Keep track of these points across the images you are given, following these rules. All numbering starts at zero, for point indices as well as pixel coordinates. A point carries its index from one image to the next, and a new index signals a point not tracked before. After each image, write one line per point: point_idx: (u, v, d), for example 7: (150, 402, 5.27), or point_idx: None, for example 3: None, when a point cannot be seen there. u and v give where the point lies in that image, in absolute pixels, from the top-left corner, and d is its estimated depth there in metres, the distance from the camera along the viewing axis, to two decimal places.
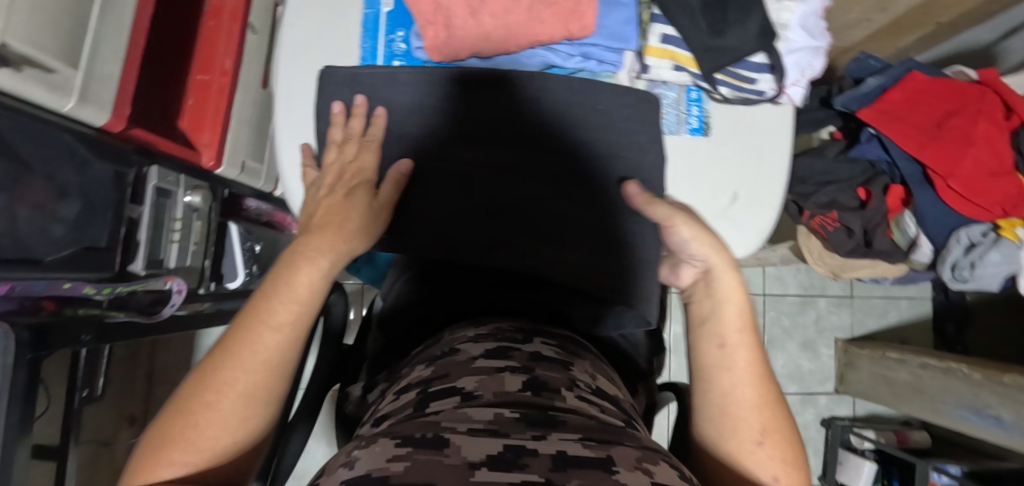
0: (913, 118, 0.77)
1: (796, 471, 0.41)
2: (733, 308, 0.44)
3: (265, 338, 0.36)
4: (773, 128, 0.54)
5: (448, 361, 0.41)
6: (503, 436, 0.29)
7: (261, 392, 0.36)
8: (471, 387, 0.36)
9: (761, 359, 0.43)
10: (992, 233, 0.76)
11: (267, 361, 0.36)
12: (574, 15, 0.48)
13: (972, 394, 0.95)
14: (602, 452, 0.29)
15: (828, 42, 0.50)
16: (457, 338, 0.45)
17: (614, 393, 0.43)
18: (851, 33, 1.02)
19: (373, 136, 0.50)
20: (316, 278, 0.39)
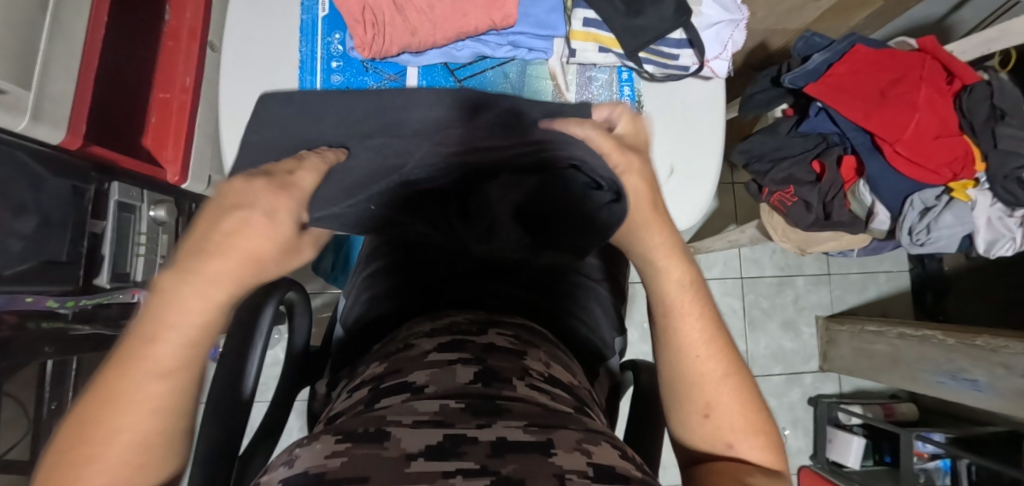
0: (857, 88, 0.79)
1: (751, 437, 0.40)
2: (669, 280, 0.43)
3: (150, 381, 0.28)
4: (703, 101, 0.55)
5: (401, 356, 0.42)
6: (446, 426, 0.30)
7: (164, 437, 0.29)
8: (421, 381, 0.37)
9: (717, 336, 0.42)
10: (945, 195, 0.78)
11: (157, 406, 0.28)
12: (495, 5, 0.50)
13: (947, 360, 0.96)
14: (543, 436, 0.30)
15: (745, 14, 0.52)
16: (412, 334, 0.46)
17: (568, 379, 0.44)
18: (801, 15, 1.05)
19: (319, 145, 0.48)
20: (211, 307, 0.29)
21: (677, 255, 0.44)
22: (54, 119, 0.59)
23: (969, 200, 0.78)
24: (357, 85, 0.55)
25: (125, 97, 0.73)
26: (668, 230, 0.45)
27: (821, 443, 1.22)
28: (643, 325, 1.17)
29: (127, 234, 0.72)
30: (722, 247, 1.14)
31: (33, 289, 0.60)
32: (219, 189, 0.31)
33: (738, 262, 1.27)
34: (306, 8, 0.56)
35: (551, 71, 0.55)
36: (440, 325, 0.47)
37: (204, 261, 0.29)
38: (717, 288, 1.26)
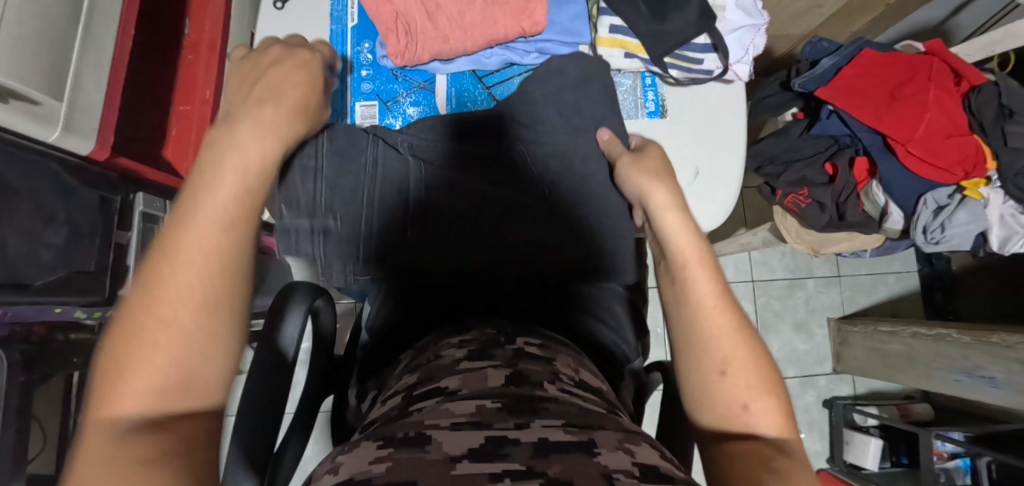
0: (867, 89, 0.81)
1: (770, 398, 0.35)
2: (674, 224, 0.42)
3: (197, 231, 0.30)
4: (726, 105, 0.56)
5: (432, 367, 0.40)
6: (485, 427, 0.28)
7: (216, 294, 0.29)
8: (452, 386, 0.35)
9: (725, 289, 0.39)
10: (957, 194, 0.79)
11: (209, 257, 0.29)
12: (525, 13, 0.51)
13: (962, 357, 0.97)
14: (584, 436, 0.28)
15: (766, 19, 0.53)
16: (442, 346, 0.43)
17: (599, 383, 0.42)
18: (805, 21, 1.09)
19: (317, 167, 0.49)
20: (260, 160, 0.33)
21: (689, 224, 0.42)
22: (84, 130, 0.59)
23: (982, 198, 0.79)
24: (387, 92, 0.56)
25: (150, 110, 0.74)
26: (673, 190, 0.44)
27: (838, 445, 1.22)
28: (657, 330, 1.18)
29: None
30: (734, 250, 1.15)
31: (62, 300, 0.60)
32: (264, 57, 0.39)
33: (748, 266, 1.28)
34: (336, 17, 0.57)
35: None
36: (468, 336, 0.44)
37: (252, 108, 0.35)
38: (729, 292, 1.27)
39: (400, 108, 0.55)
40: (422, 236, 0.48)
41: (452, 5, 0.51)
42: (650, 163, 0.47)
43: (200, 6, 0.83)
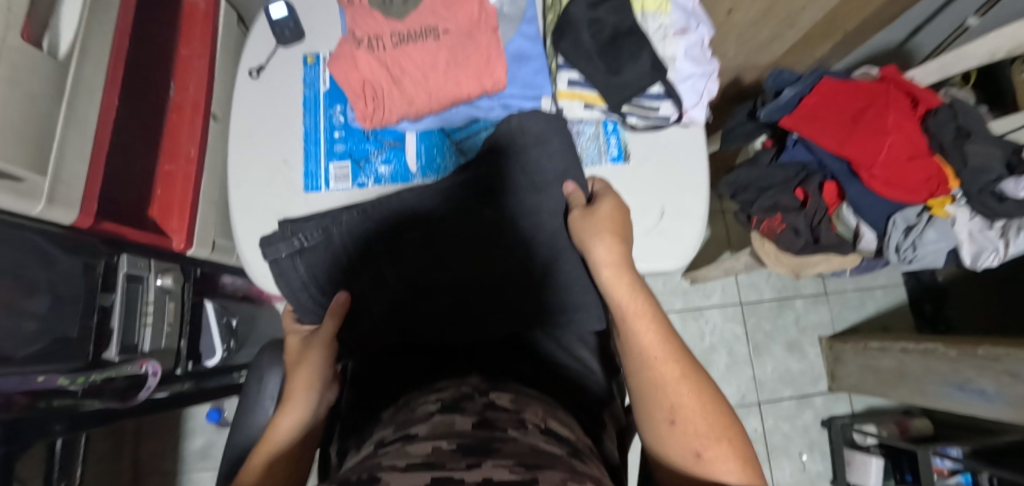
0: (829, 117, 0.84)
1: (722, 441, 0.37)
2: (610, 277, 0.46)
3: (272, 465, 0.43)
4: (686, 147, 0.58)
5: (407, 420, 0.41)
6: (436, 467, 0.28)
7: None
8: (421, 431, 0.36)
9: (671, 335, 0.42)
10: (925, 213, 0.82)
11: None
12: (486, 72, 0.53)
13: (952, 371, 0.97)
14: (529, 474, 0.27)
15: (714, 66, 0.56)
16: (419, 403, 0.43)
17: (569, 432, 0.41)
18: (770, 50, 1.14)
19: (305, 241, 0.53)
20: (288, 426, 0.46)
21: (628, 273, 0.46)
22: (67, 201, 0.61)
23: (949, 216, 0.81)
24: (360, 152, 0.58)
25: (136, 173, 0.76)
26: (622, 243, 0.47)
27: (840, 466, 1.20)
28: None
29: (135, 306, 0.73)
30: (719, 274, 1.17)
31: (45, 369, 0.59)
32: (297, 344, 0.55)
33: (736, 289, 1.30)
34: (308, 83, 0.60)
35: None
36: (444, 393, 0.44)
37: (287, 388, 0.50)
38: (718, 316, 1.29)
39: (371, 167, 0.57)
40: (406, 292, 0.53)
41: (416, 70, 0.53)
42: (593, 214, 0.49)
43: (183, 70, 0.87)
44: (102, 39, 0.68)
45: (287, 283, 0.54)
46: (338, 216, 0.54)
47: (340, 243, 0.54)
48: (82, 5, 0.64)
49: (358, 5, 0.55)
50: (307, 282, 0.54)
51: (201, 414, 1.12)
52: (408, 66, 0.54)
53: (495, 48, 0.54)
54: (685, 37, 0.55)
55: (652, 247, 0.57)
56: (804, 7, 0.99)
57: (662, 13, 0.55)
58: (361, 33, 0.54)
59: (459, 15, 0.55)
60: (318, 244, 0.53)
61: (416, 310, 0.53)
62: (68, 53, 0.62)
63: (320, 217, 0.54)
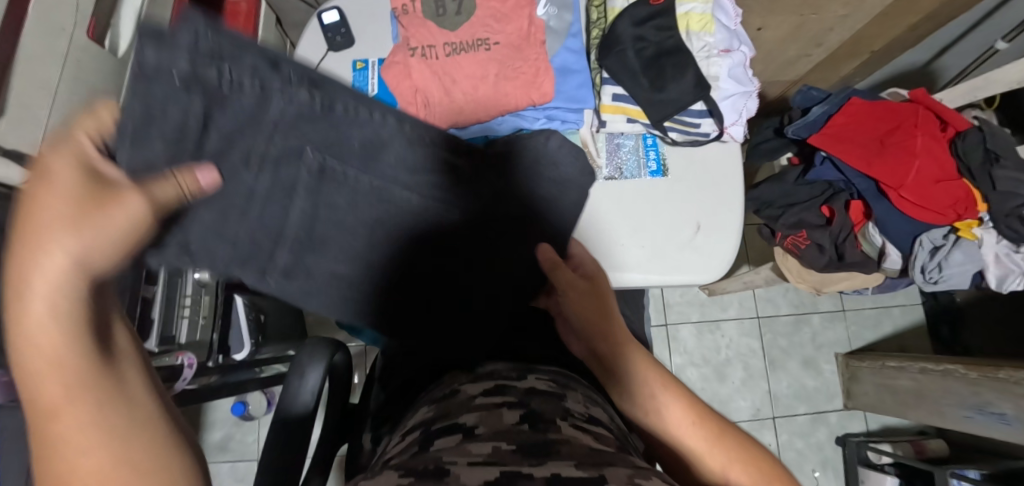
0: (857, 136, 0.85)
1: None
2: (630, 358, 0.45)
3: (43, 397, 0.25)
4: (723, 165, 0.60)
5: (449, 402, 0.43)
6: (501, 464, 0.29)
7: (139, 439, 0.25)
8: (471, 422, 0.37)
9: (697, 404, 0.43)
10: (952, 235, 0.82)
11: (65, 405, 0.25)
12: (534, 85, 0.55)
13: (971, 394, 0.96)
14: (595, 472, 0.28)
15: (756, 85, 0.57)
16: (456, 381, 0.47)
17: (606, 418, 0.42)
18: (795, 68, 1.16)
19: (225, 82, 0.41)
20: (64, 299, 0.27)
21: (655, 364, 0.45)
22: None
23: (976, 238, 0.82)
24: None
25: None
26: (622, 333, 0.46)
27: None
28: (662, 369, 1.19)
29: (175, 298, 0.75)
30: (738, 287, 1.18)
31: None
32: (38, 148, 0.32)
33: (753, 303, 1.30)
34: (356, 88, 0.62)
35: (582, 139, 0.60)
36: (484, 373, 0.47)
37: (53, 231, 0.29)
38: (735, 329, 1.29)
39: None
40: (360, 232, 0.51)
41: (467, 80, 0.55)
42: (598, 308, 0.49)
43: None
44: None
45: (146, 125, 0.39)
46: (273, 103, 0.43)
47: (275, 147, 0.46)
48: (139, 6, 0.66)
49: (412, 15, 0.57)
50: (182, 133, 0.41)
51: (223, 406, 1.14)
52: (459, 76, 0.55)
53: (543, 62, 0.56)
54: (729, 56, 0.56)
55: (687, 261, 0.58)
56: (831, 28, 1.01)
57: (707, 31, 0.56)
58: (415, 43, 0.56)
59: (509, 28, 0.56)
60: (245, 104, 0.42)
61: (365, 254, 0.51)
62: (127, 52, 0.64)
63: (252, 80, 0.42)
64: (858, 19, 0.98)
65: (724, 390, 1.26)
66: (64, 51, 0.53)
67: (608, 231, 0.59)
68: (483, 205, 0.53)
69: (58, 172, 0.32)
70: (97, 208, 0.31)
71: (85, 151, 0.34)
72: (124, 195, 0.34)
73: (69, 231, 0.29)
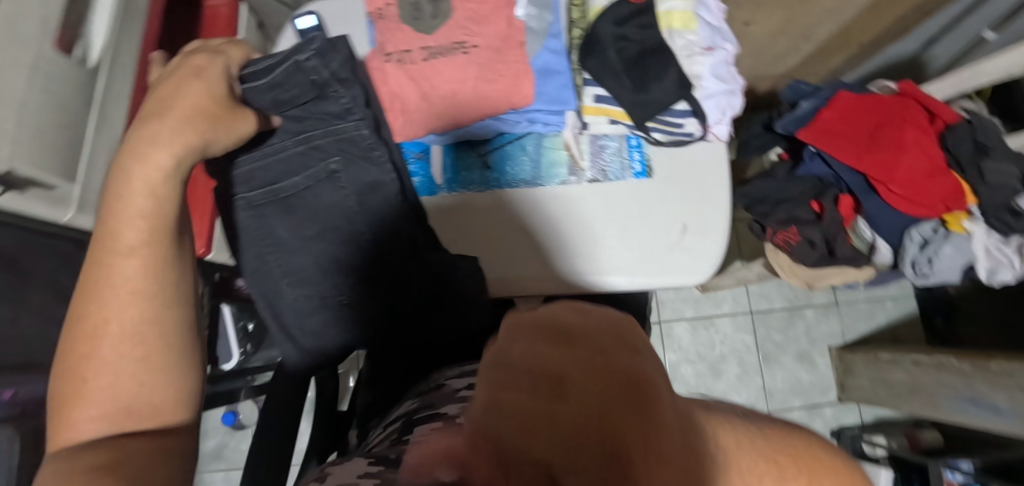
0: (845, 130, 0.85)
1: None
2: None
3: (121, 269, 0.36)
4: (709, 164, 0.59)
5: (435, 394, 0.47)
6: None
7: (165, 339, 0.37)
8: (452, 411, 0.41)
9: None
10: (941, 228, 0.81)
11: (127, 294, 0.36)
12: (514, 88, 0.54)
13: (965, 386, 0.96)
14: None
15: (740, 83, 0.56)
16: (443, 376, 0.51)
17: None
18: (784, 61, 1.16)
19: (332, 95, 0.52)
20: (149, 192, 0.38)
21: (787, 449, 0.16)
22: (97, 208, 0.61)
23: (965, 232, 0.81)
24: None
25: None
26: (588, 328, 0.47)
27: None
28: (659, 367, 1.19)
29: None
30: (731, 283, 1.17)
31: None
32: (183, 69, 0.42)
33: (746, 298, 1.30)
34: None
35: (564, 141, 0.59)
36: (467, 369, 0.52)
37: (151, 143, 0.38)
38: (729, 325, 1.29)
39: None
40: (331, 236, 0.53)
41: (446, 85, 0.54)
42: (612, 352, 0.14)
43: None
44: (131, 46, 0.68)
45: (277, 84, 0.49)
46: (345, 122, 0.53)
47: (316, 136, 0.53)
48: (112, 14, 0.64)
49: (388, 19, 0.56)
50: (284, 99, 0.50)
51: (215, 415, 1.13)
52: (438, 81, 0.54)
53: (523, 64, 0.55)
54: (712, 54, 0.55)
55: (675, 262, 0.57)
56: (820, 21, 1.01)
57: (688, 30, 0.55)
58: (392, 48, 0.55)
59: (489, 30, 0.55)
60: (327, 114, 0.52)
61: (328, 256, 0.53)
62: (99, 62, 0.62)
63: (344, 100, 0.52)
64: (846, 11, 0.97)
65: (720, 386, 1.25)
66: (31, 63, 0.51)
67: (593, 232, 0.58)
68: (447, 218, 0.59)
69: (199, 80, 0.42)
70: (212, 135, 0.42)
71: (217, 90, 0.43)
72: (239, 119, 0.44)
73: (190, 136, 0.40)
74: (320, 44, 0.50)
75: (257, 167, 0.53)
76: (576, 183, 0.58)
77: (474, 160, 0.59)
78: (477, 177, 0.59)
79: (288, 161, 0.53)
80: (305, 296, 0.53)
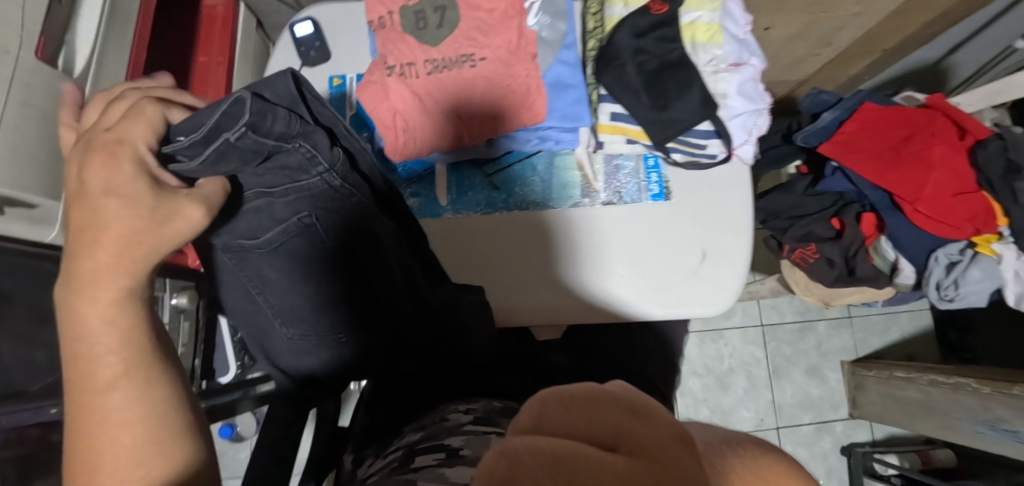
0: (869, 146, 0.80)
1: None
2: None
3: (102, 400, 0.28)
4: (729, 189, 0.55)
5: (438, 427, 0.43)
6: None
7: (169, 461, 0.29)
8: (457, 444, 0.38)
9: None
10: (969, 250, 0.78)
11: (122, 419, 0.28)
12: (525, 104, 0.51)
13: (983, 408, 0.91)
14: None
15: (767, 102, 0.52)
16: (450, 409, 0.47)
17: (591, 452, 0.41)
18: (802, 67, 1.12)
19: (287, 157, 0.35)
20: (113, 306, 0.29)
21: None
22: None
23: (995, 255, 0.77)
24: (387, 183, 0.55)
25: None
26: None
27: None
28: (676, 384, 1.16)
29: None
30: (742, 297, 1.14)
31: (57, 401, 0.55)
32: (90, 142, 0.28)
33: (757, 310, 1.26)
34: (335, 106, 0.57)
35: (578, 161, 0.55)
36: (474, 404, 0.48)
37: (92, 255, 0.28)
38: (739, 338, 1.26)
39: None
40: (322, 278, 0.43)
41: (452, 101, 0.51)
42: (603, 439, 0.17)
43: (201, 77, 0.83)
44: (119, 52, 0.64)
45: (217, 162, 0.31)
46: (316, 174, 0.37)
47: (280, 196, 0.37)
48: (98, 19, 0.61)
49: (390, 29, 0.52)
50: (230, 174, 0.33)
51: None
52: (444, 96, 0.51)
53: (534, 79, 0.51)
54: (739, 71, 0.51)
55: (692, 291, 0.54)
56: (841, 26, 0.96)
57: (714, 44, 0.51)
58: (393, 60, 0.51)
59: (498, 41, 0.51)
60: (292, 174, 0.36)
61: (321, 297, 0.45)
62: (84, 71, 0.59)
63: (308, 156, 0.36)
64: (869, 17, 0.93)
65: (727, 400, 1.22)
66: (8, 76, 0.48)
67: (603, 256, 0.54)
68: (449, 237, 0.56)
69: (103, 170, 0.28)
70: (158, 225, 0.29)
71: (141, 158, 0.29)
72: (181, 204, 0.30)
73: (137, 240, 0.29)
74: (252, 115, 0.31)
75: (221, 229, 0.38)
76: (589, 206, 0.55)
77: (480, 179, 0.56)
78: (483, 197, 0.56)
79: (254, 218, 0.37)
80: (299, 336, 0.47)
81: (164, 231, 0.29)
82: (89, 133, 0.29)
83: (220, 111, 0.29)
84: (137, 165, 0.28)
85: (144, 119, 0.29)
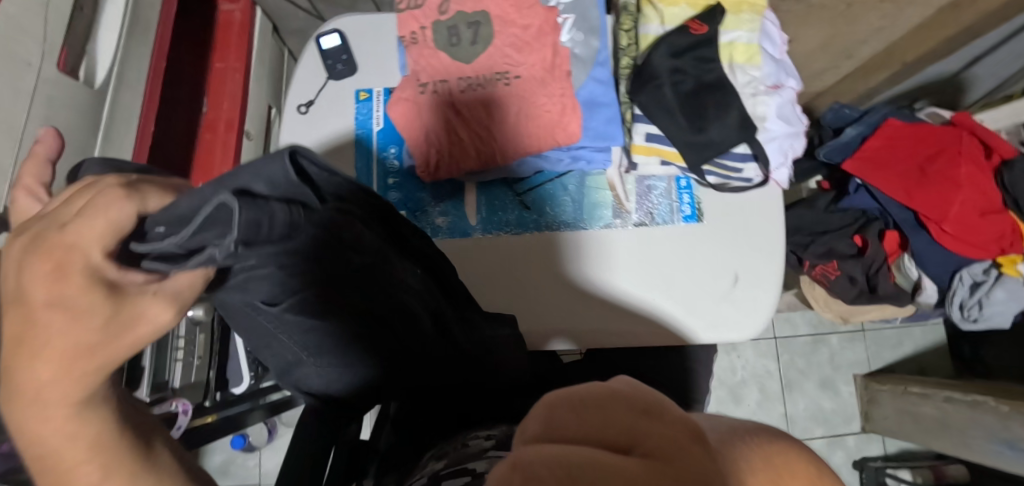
0: (895, 163, 0.79)
1: None
2: None
3: None
4: (761, 211, 0.54)
5: (459, 454, 0.42)
6: None
7: None
8: (482, 467, 0.36)
9: None
10: (993, 270, 0.77)
11: None
12: (559, 125, 0.50)
13: (1002, 427, 0.90)
14: None
15: (805, 125, 0.51)
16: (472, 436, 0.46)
17: None
18: (821, 78, 1.10)
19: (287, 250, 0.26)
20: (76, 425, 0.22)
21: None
22: None
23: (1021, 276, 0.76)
24: (415, 202, 0.55)
25: None
26: None
27: None
28: None
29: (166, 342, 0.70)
30: None
31: None
32: (36, 240, 0.20)
33: (770, 323, 1.26)
34: (361, 121, 0.57)
35: (609, 181, 0.55)
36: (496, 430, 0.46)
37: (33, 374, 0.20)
38: (752, 350, 1.25)
39: (430, 218, 0.55)
40: (348, 322, 0.38)
41: (486, 121, 0.50)
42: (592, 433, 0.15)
43: (217, 84, 0.82)
44: (139, 62, 0.63)
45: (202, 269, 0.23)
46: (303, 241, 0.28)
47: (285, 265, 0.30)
48: (119, 28, 0.60)
49: (422, 45, 0.51)
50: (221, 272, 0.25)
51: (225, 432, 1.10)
52: (477, 116, 0.50)
53: (569, 98, 0.50)
54: (777, 94, 0.50)
55: (724, 316, 0.53)
56: (864, 40, 0.95)
57: (753, 65, 0.50)
58: (428, 77, 0.51)
59: (532, 59, 0.50)
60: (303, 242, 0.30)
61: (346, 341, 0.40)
62: (105, 83, 0.58)
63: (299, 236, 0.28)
64: (894, 30, 0.92)
65: (740, 413, 1.21)
66: (29, 90, 0.47)
67: (620, 278, 0.53)
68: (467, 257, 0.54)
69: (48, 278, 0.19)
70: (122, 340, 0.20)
71: (91, 261, 0.20)
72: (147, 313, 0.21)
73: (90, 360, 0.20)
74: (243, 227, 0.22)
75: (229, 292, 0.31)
76: (621, 227, 0.54)
77: (508, 198, 0.55)
78: (512, 217, 0.55)
79: (261, 282, 0.31)
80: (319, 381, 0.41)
81: (125, 347, 0.20)
82: (49, 219, 0.21)
83: (201, 217, 0.21)
84: (92, 276, 0.19)
85: (110, 213, 0.20)
